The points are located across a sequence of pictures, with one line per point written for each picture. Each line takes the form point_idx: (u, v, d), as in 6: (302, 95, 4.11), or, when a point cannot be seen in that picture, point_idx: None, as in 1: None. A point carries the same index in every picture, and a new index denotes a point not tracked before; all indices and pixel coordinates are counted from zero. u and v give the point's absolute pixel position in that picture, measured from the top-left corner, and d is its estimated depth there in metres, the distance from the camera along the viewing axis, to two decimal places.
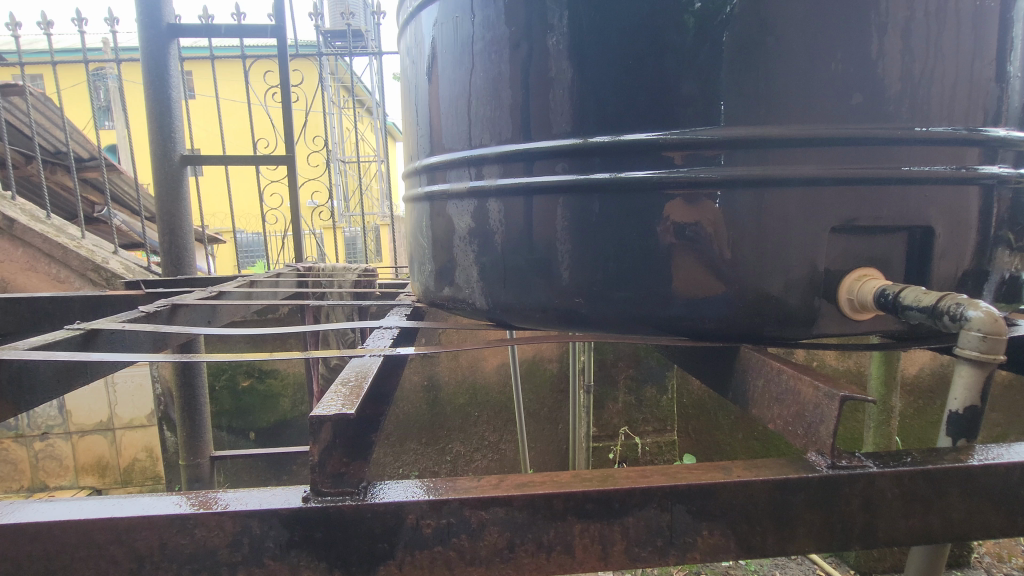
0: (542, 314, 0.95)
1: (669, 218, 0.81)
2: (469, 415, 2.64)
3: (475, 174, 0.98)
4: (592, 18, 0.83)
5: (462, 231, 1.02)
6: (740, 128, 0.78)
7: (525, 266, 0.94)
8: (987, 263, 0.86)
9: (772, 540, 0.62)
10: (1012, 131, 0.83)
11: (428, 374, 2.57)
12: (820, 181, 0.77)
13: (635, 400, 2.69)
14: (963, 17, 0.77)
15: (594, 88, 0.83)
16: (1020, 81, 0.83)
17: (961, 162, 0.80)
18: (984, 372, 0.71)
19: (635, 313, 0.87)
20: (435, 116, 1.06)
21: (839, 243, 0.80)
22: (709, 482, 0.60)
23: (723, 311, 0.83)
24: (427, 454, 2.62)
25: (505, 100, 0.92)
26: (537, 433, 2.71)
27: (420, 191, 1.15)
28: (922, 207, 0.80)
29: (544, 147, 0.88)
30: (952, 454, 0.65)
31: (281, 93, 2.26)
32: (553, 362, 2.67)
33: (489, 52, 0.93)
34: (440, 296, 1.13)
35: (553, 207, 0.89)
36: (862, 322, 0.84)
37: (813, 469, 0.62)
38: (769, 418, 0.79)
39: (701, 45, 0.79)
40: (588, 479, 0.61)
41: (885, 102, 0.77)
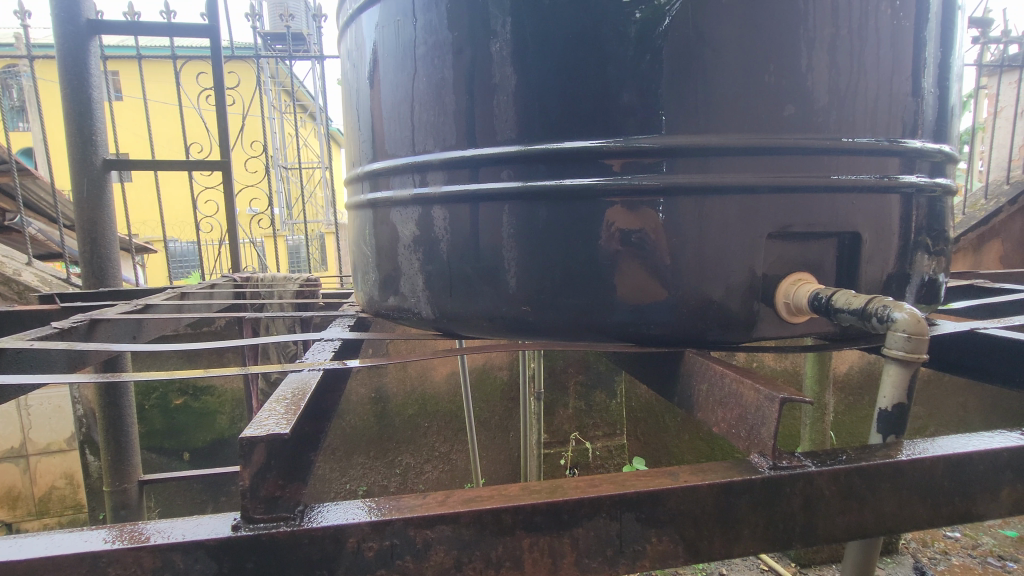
0: (489, 323, 0.94)
1: (613, 225, 0.82)
2: (419, 426, 2.58)
3: (419, 180, 0.96)
4: (534, 25, 0.82)
5: (407, 238, 1.00)
6: (681, 137, 0.79)
7: (472, 274, 0.92)
8: (909, 267, 0.91)
9: (718, 543, 0.62)
10: (927, 142, 0.89)
11: (375, 386, 2.50)
12: (756, 189, 0.80)
13: (584, 406, 2.71)
14: (883, 35, 0.82)
15: (538, 95, 0.83)
16: (933, 96, 0.89)
17: (883, 171, 0.85)
18: (909, 370, 0.75)
19: (583, 321, 0.87)
20: (378, 121, 1.03)
21: (775, 248, 0.83)
22: (656, 489, 0.60)
23: (667, 317, 0.85)
24: (376, 467, 2.55)
25: (449, 106, 0.90)
26: (488, 442, 2.69)
27: (363, 198, 1.11)
28: (850, 214, 0.84)
29: (488, 154, 0.87)
30: (883, 451, 0.68)
31: (216, 96, 2.16)
32: (503, 370, 2.66)
33: (432, 57, 0.91)
34: (386, 305, 1.10)
35: (498, 214, 0.88)
36: (797, 324, 0.87)
37: (755, 470, 0.63)
38: (713, 421, 0.80)
39: (642, 54, 0.80)
40: (537, 491, 0.60)
41: (814, 113, 0.80)
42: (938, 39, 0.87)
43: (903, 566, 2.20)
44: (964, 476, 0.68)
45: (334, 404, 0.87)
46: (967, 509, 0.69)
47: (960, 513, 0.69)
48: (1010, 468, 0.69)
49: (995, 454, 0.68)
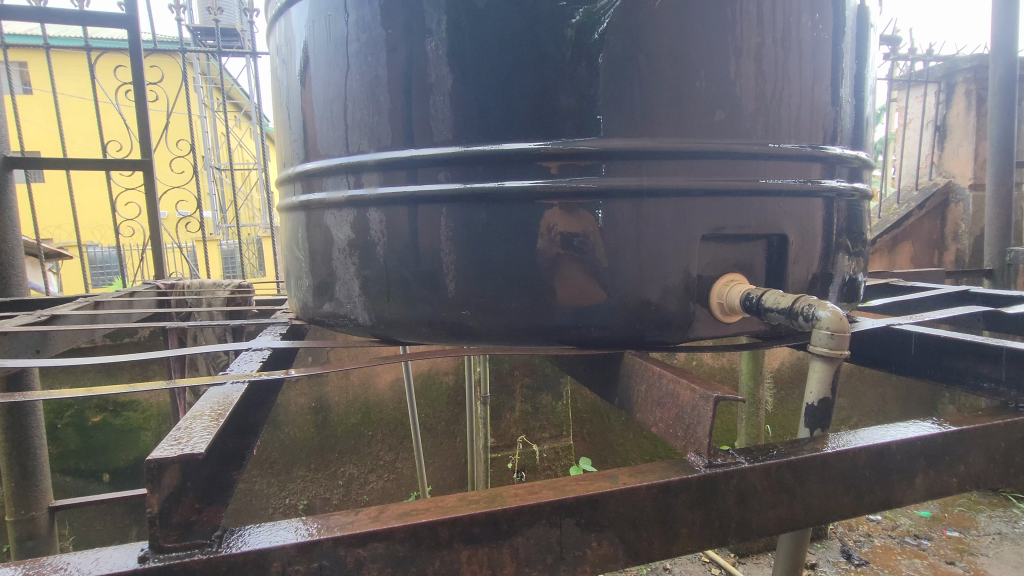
0: (429, 328, 0.92)
1: (553, 228, 0.82)
2: (363, 435, 2.51)
3: (354, 182, 0.92)
4: (471, 24, 0.81)
5: (341, 242, 0.96)
6: (618, 140, 0.80)
7: (410, 278, 0.89)
8: (832, 268, 0.96)
9: (657, 544, 0.63)
10: (846, 149, 0.94)
11: (316, 396, 2.41)
12: (691, 192, 0.81)
13: (531, 409, 2.71)
14: (804, 46, 0.85)
15: (474, 96, 0.82)
16: (850, 105, 0.94)
17: (807, 176, 0.89)
18: (832, 366, 0.78)
19: (523, 324, 0.86)
20: (309, 120, 0.99)
21: (708, 250, 0.85)
22: (596, 493, 0.59)
23: (607, 319, 0.85)
24: (317, 480, 2.46)
25: (383, 106, 0.88)
26: (435, 449, 2.64)
27: (294, 200, 1.07)
28: (778, 217, 0.87)
29: (425, 155, 0.84)
30: (811, 444, 0.71)
31: (136, 91, 2.02)
32: (449, 375, 2.63)
33: (365, 54, 0.88)
34: (320, 312, 1.05)
35: (436, 217, 0.85)
36: (731, 323, 0.90)
37: (692, 469, 0.64)
38: (651, 422, 0.81)
39: (578, 58, 0.80)
40: (476, 501, 0.58)
41: (743, 119, 0.83)
42: (853, 52, 0.93)
43: (832, 550, 2.32)
44: (885, 465, 0.72)
45: (262, 418, 0.82)
46: (886, 497, 0.73)
47: (880, 501, 0.73)
48: (924, 456, 0.74)
49: (910, 442, 0.72)
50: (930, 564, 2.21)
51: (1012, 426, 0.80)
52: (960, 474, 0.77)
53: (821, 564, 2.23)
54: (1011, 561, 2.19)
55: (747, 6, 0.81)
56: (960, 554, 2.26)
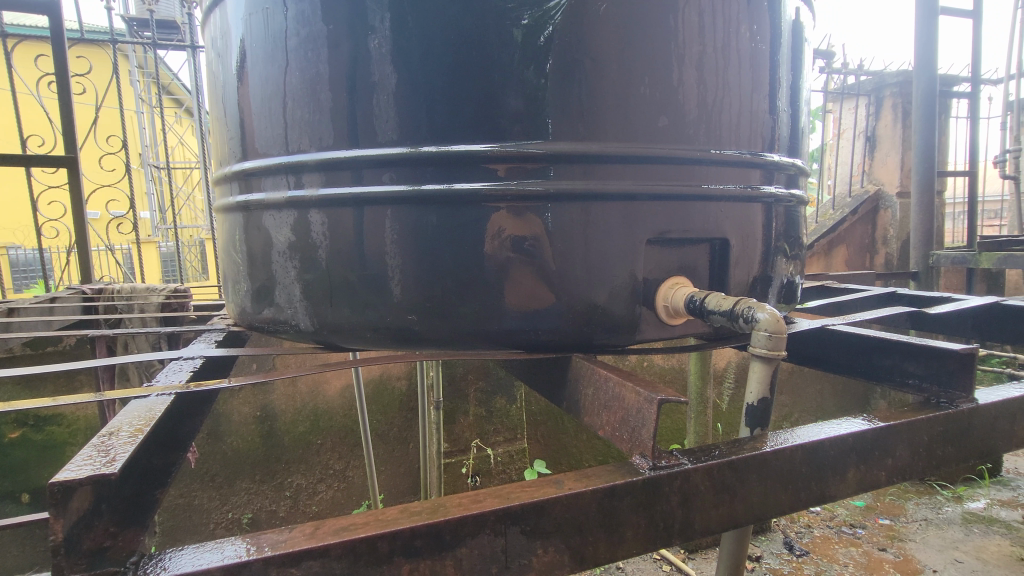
0: (374, 333, 0.89)
1: (503, 231, 0.81)
2: (311, 444, 2.42)
3: (294, 182, 0.89)
4: (415, 23, 0.79)
5: (281, 245, 0.92)
6: (565, 143, 0.80)
7: (355, 282, 0.87)
8: (771, 271, 0.99)
9: (603, 548, 0.63)
10: (784, 157, 0.97)
11: (261, 404, 2.31)
12: (637, 196, 0.82)
13: (485, 412, 2.69)
14: (743, 56, 0.88)
15: (418, 95, 0.80)
16: (786, 114, 0.97)
17: (747, 182, 0.92)
18: (771, 367, 0.80)
19: (470, 328, 0.85)
20: (247, 116, 0.95)
21: (654, 254, 0.87)
22: (541, 499, 0.58)
23: (556, 322, 0.85)
24: (263, 492, 2.36)
25: (325, 104, 0.85)
26: (387, 456, 2.59)
27: (232, 201, 1.02)
28: (720, 221, 0.89)
29: (369, 155, 0.82)
30: (751, 443, 0.73)
31: (59, 82, 1.88)
32: (401, 380, 2.58)
33: (306, 50, 0.85)
34: (260, 318, 1.01)
35: (382, 219, 0.83)
36: (676, 326, 0.92)
37: (637, 472, 0.64)
38: (597, 425, 0.81)
39: (527, 62, 0.80)
40: (418, 512, 0.56)
41: (686, 125, 0.84)
42: (789, 64, 0.96)
43: (775, 542, 2.41)
44: (820, 462, 0.75)
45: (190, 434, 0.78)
46: (822, 492, 0.76)
47: (816, 497, 0.75)
48: (855, 451, 0.77)
49: (843, 439, 0.76)
50: (864, 551, 2.32)
51: (934, 420, 0.84)
52: (888, 468, 0.81)
53: (764, 557, 2.31)
54: (937, 546, 2.34)
55: (688, 14, 0.83)
56: (891, 541, 2.39)
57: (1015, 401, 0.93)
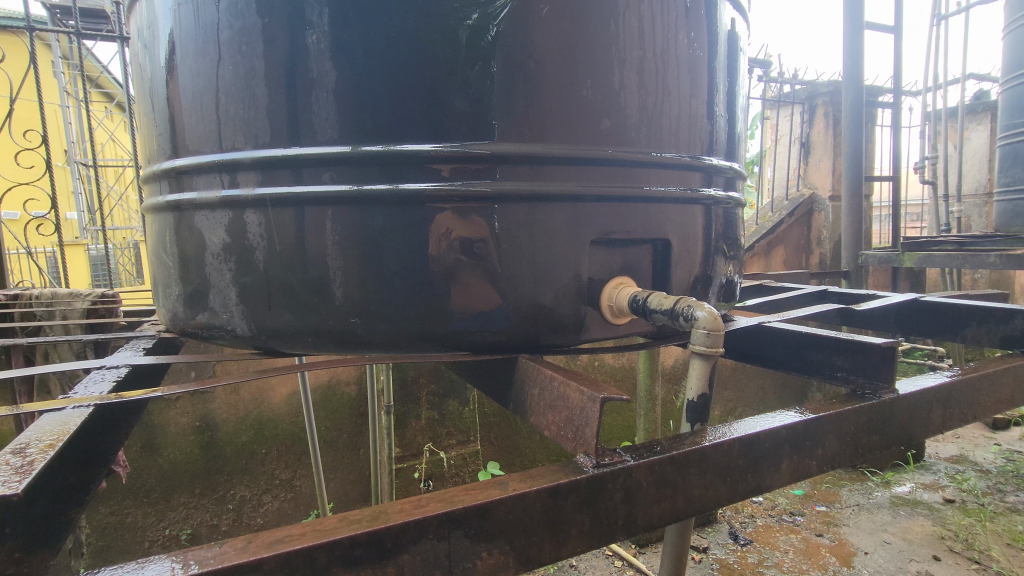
0: (316, 338, 0.87)
1: (450, 232, 0.80)
2: (255, 454, 2.33)
3: (228, 181, 0.85)
4: (356, 18, 0.77)
5: (215, 247, 0.88)
6: (510, 144, 0.80)
7: (295, 285, 0.84)
8: (712, 270, 1.02)
9: (548, 547, 0.63)
10: (721, 161, 1.01)
11: (200, 414, 2.21)
12: (581, 198, 0.83)
13: (437, 415, 2.67)
14: (681, 61, 0.90)
15: (359, 92, 0.78)
16: (724, 119, 1.01)
17: (687, 184, 0.95)
18: (709, 363, 0.83)
19: (416, 331, 0.84)
20: (177, 112, 0.90)
21: (598, 254, 0.88)
22: (484, 502, 0.58)
23: (503, 323, 0.85)
24: (203, 506, 2.25)
25: (260, 99, 0.81)
26: (336, 463, 2.52)
27: (161, 200, 0.97)
28: (661, 223, 0.92)
29: (309, 154, 0.79)
30: (691, 438, 0.75)
31: None
32: (351, 385, 2.52)
33: (239, 44, 0.82)
34: (193, 324, 0.96)
35: (323, 220, 0.81)
36: (620, 325, 0.93)
37: (581, 470, 0.65)
38: (543, 425, 0.81)
39: (472, 61, 0.79)
40: (357, 521, 0.55)
41: (627, 128, 0.86)
42: (725, 71, 1.00)
43: (721, 533, 2.50)
44: (756, 453, 0.77)
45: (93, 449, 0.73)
46: (758, 483, 0.78)
47: (753, 487, 0.78)
48: (788, 442, 0.80)
49: (777, 431, 0.79)
50: (803, 538, 2.43)
51: (859, 411, 0.89)
52: (819, 457, 0.85)
53: (711, 547, 2.39)
54: (868, 529, 2.48)
55: (628, 19, 0.85)
56: (827, 526, 2.52)
57: (931, 390, 0.99)
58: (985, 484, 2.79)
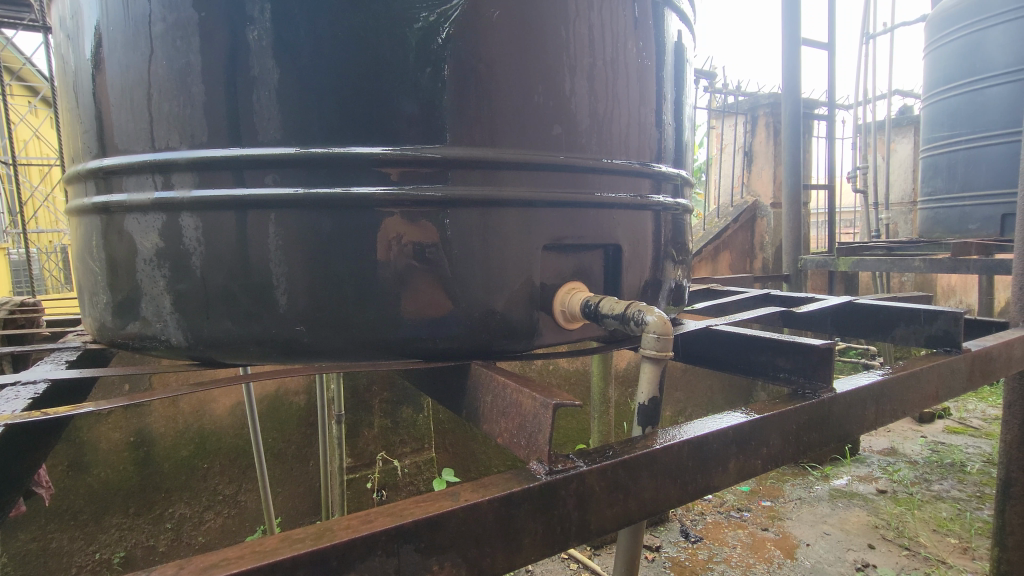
0: (258, 348, 0.83)
1: (400, 238, 0.78)
2: (196, 469, 2.22)
3: (162, 182, 0.80)
4: (302, 17, 0.75)
5: (147, 252, 0.83)
6: (462, 149, 0.79)
7: (236, 291, 0.80)
8: (662, 276, 1.04)
9: (500, 557, 0.62)
10: (670, 168, 1.03)
11: (135, 429, 2.08)
12: (534, 203, 0.83)
13: (390, 423, 2.61)
14: (630, 70, 0.92)
15: (303, 91, 0.76)
16: (672, 127, 1.03)
17: (638, 190, 0.96)
18: (659, 366, 0.85)
19: (366, 338, 0.82)
20: (104, 107, 0.85)
21: (550, 260, 0.88)
22: (435, 515, 0.57)
23: (455, 330, 0.84)
24: (138, 527, 2.12)
25: (197, 97, 0.77)
26: (284, 475, 2.43)
27: (87, 202, 0.90)
28: (612, 228, 0.93)
29: (250, 156, 0.76)
30: (643, 441, 0.76)
31: None
32: (300, 394, 2.44)
33: (173, 37, 0.77)
34: (124, 334, 0.91)
35: (266, 224, 0.77)
36: (573, 330, 0.94)
37: (533, 478, 0.64)
38: (495, 432, 0.80)
39: (422, 64, 0.78)
40: (301, 540, 0.52)
41: (578, 134, 0.87)
42: (672, 80, 1.02)
43: (672, 532, 2.56)
44: (705, 455, 0.79)
45: None
46: (706, 484, 0.80)
47: (702, 488, 0.79)
48: (734, 443, 0.83)
49: (723, 432, 0.81)
50: (749, 533, 2.52)
51: (800, 410, 0.92)
52: (763, 456, 0.87)
53: (663, 546, 2.44)
54: (809, 521, 2.58)
55: (579, 27, 0.85)
56: (771, 521, 2.61)
57: (865, 388, 1.04)
58: (913, 475, 2.97)
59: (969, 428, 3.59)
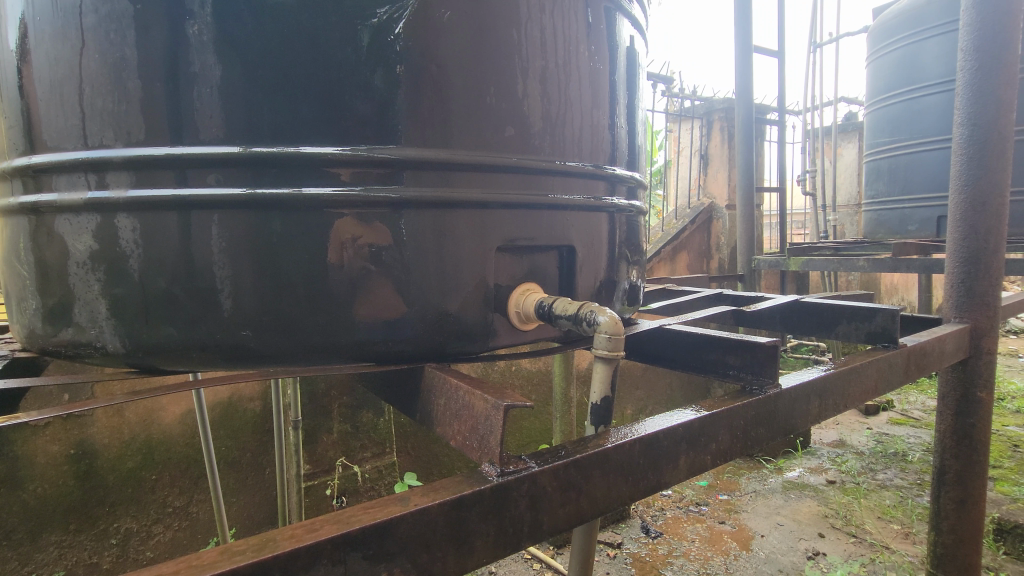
0: (201, 353, 0.80)
1: (351, 239, 0.77)
2: (144, 481, 2.13)
3: (95, 181, 0.77)
4: (248, 13, 0.73)
5: (80, 255, 0.79)
6: (414, 150, 0.78)
7: (178, 296, 0.77)
8: (616, 276, 1.06)
9: (452, 561, 0.62)
10: (623, 171, 1.05)
11: (75, 441, 1.98)
12: (488, 205, 0.83)
13: (350, 428, 2.57)
14: (583, 73, 0.93)
15: (248, 89, 0.73)
16: (625, 130, 1.05)
17: (592, 192, 0.97)
18: (611, 366, 0.86)
19: (316, 342, 0.80)
20: (32, 103, 0.80)
21: (504, 261, 0.88)
22: (384, 520, 0.56)
23: (408, 333, 0.83)
24: (80, 544, 2.01)
25: (133, 93, 0.74)
26: (239, 484, 2.36)
27: (13, 202, 0.85)
28: (566, 229, 0.93)
29: (192, 154, 0.73)
30: (595, 440, 0.77)
31: None
32: (254, 401, 2.37)
33: (107, 30, 0.74)
34: (56, 341, 0.86)
35: (208, 225, 0.75)
36: (528, 331, 0.94)
37: (485, 480, 0.64)
38: (449, 435, 0.80)
39: (373, 64, 0.77)
40: (241, 552, 0.51)
41: (531, 137, 0.87)
42: (625, 84, 1.04)
43: (633, 528, 2.60)
44: (655, 452, 0.81)
45: None
46: (657, 480, 0.82)
47: (653, 484, 0.81)
48: (684, 439, 0.84)
49: (674, 429, 0.83)
50: (707, 526, 2.58)
51: (747, 406, 0.95)
52: (713, 452, 0.90)
53: (625, 542, 2.48)
54: (764, 513, 2.67)
55: (530, 29, 0.86)
56: (728, 514, 2.69)
57: (810, 383, 1.09)
58: (860, 465, 3.10)
59: (910, 419, 3.78)
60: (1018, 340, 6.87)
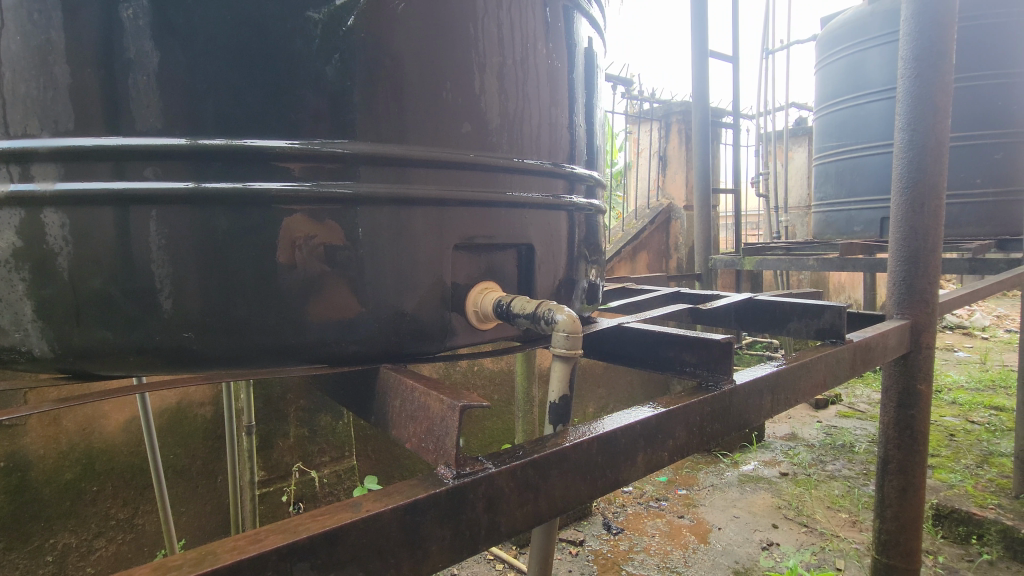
0: (140, 357, 0.76)
1: (303, 237, 0.74)
2: (84, 493, 2.01)
3: (19, 173, 0.71)
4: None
5: (2, 253, 0.73)
6: (368, 145, 0.76)
7: (114, 296, 0.72)
8: (576, 275, 1.06)
9: (406, 566, 0.60)
10: (582, 170, 1.05)
11: (6, 452, 1.85)
12: (446, 203, 0.82)
13: (307, 431, 2.50)
14: (541, 70, 0.92)
15: (189, 77, 0.70)
16: (583, 128, 1.05)
17: (552, 191, 0.97)
18: (569, 365, 0.86)
19: (266, 344, 0.77)
20: None
21: (462, 260, 0.86)
22: (332, 529, 0.54)
23: (362, 333, 0.81)
24: (12, 562, 1.88)
25: (61, 80, 0.69)
26: (189, 493, 2.26)
27: None
28: (525, 228, 0.93)
29: (129, 145, 0.69)
30: (553, 440, 0.76)
31: None
32: (205, 406, 2.28)
33: (31, 10, 0.69)
34: None
35: (147, 221, 0.71)
36: (486, 331, 0.93)
37: (440, 483, 0.63)
38: (404, 437, 0.78)
39: (324, 55, 0.74)
40: (177, 568, 0.48)
41: (489, 133, 0.86)
42: (583, 84, 1.04)
43: (595, 525, 2.62)
44: (613, 450, 0.81)
45: None
46: (616, 478, 0.82)
47: (611, 483, 0.81)
48: (642, 437, 0.85)
49: (632, 427, 0.83)
50: (667, 521, 2.63)
51: (703, 402, 0.97)
52: (670, 448, 0.90)
53: (587, 540, 2.50)
54: (721, 506, 2.74)
55: (488, 25, 0.84)
56: (686, 508, 2.74)
57: (763, 379, 1.11)
58: (811, 457, 3.22)
59: (857, 412, 3.94)
60: (954, 335, 7.28)
